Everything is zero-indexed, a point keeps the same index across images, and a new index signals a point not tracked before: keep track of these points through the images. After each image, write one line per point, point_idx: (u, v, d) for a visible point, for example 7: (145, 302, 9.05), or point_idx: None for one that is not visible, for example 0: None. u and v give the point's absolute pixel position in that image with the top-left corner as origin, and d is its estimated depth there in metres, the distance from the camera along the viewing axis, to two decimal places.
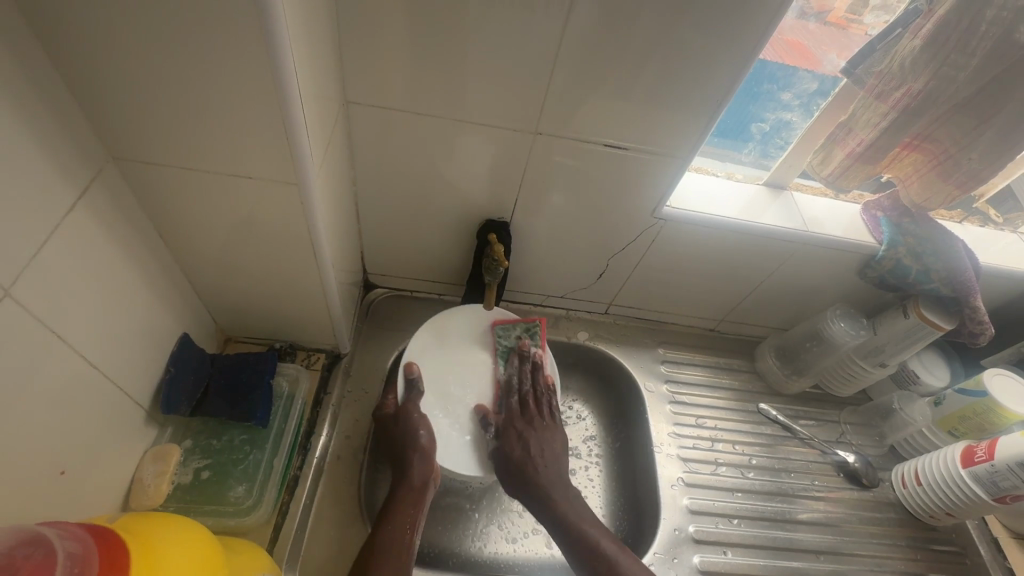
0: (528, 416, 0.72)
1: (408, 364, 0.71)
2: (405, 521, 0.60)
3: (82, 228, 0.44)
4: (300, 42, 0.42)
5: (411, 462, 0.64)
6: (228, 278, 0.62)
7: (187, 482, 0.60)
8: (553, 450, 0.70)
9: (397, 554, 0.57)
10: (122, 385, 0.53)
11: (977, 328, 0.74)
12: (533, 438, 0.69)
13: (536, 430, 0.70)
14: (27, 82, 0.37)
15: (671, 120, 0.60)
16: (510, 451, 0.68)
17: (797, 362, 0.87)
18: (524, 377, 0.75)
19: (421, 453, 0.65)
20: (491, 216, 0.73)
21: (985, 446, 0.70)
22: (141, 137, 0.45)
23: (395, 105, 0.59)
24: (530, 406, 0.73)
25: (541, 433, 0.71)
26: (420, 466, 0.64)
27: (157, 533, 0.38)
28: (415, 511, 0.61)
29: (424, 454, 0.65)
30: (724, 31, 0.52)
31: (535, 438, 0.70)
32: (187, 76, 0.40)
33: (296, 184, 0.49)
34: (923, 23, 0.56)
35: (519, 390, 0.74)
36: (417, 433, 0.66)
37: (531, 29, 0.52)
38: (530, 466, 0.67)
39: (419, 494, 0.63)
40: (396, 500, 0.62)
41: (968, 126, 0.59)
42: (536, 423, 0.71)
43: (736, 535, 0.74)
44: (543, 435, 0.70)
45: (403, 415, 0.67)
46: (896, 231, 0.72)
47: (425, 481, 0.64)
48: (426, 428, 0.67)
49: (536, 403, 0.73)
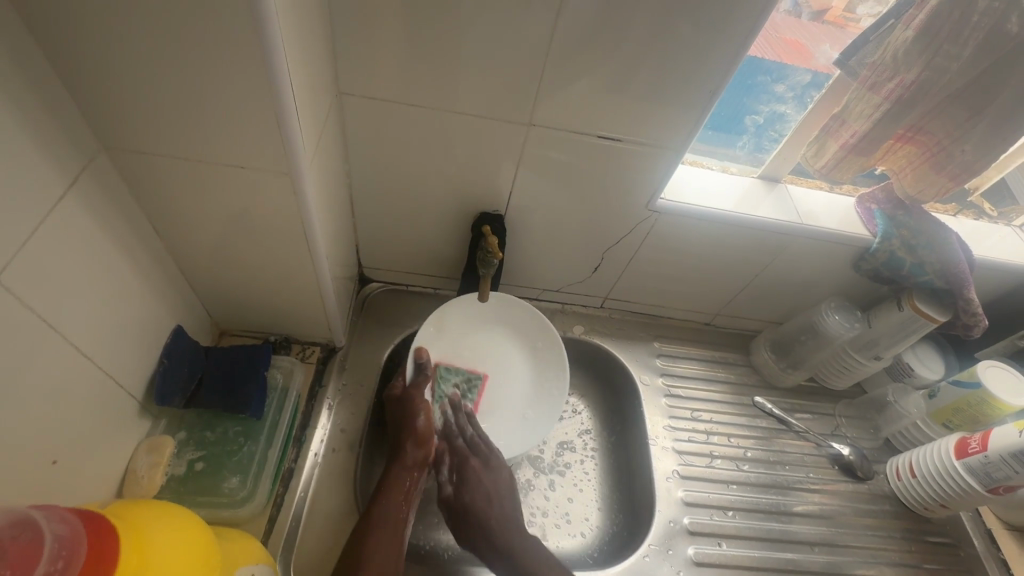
0: (475, 461, 0.69)
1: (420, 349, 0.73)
2: (397, 498, 0.62)
3: (74, 217, 0.44)
4: (292, 31, 0.42)
5: (407, 443, 0.67)
6: (222, 271, 0.62)
7: (181, 473, 0.60)
8: (496, 493, 0.67)
9: (388, 528, 0.59)
10: (115, 376, 0.53)
11: (971, 320, 0.74)
12: (478, 486, 0.67)
13: (483, 474, 0.68)
14: (16, 71, 0.37)
15: (664, 113, 0.60)
16: (460, 500, 0.67)
17: (792, 355, 0.88)
18: (462, 425, 0.73)
19: (417, 435, 0.67)
20: (485, 209, 0.73)
21: (979, 437, 0.70)
22: (132, 126, 0.45)
23: (389, 97, 0.59)
24: (470, 453, 0.70)
25: (483, 480, 0.67)
26: (414, 448, 0.67)
27: (149, 520, 0.39)
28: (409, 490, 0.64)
29: (419, 438, 0.67)
30: (717, 22, 0.52)
31: (482, 484, 0.67)
32: (178, 64, 0.40)
33: (289, 174, 0.49)
34: (916, 13, 0.55)
35: (461, 436, 0.72)
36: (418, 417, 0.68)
37: (524, 20, 0.52)
38: (478, 516, 0.65)
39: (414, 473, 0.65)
40: (390, 480, 0.64)
41: (961, 117, 0.59)
42: (486, 466, 0.69)
43: (731, 527, 0.75)
44: (490, 478, 0.68)
45: (406, 398, 0.69)
46: (889, 224, 0.72)
47: (418, 461, 0.66)
48: (424, 413, 0.68)
49: (479, 450, 0.71)
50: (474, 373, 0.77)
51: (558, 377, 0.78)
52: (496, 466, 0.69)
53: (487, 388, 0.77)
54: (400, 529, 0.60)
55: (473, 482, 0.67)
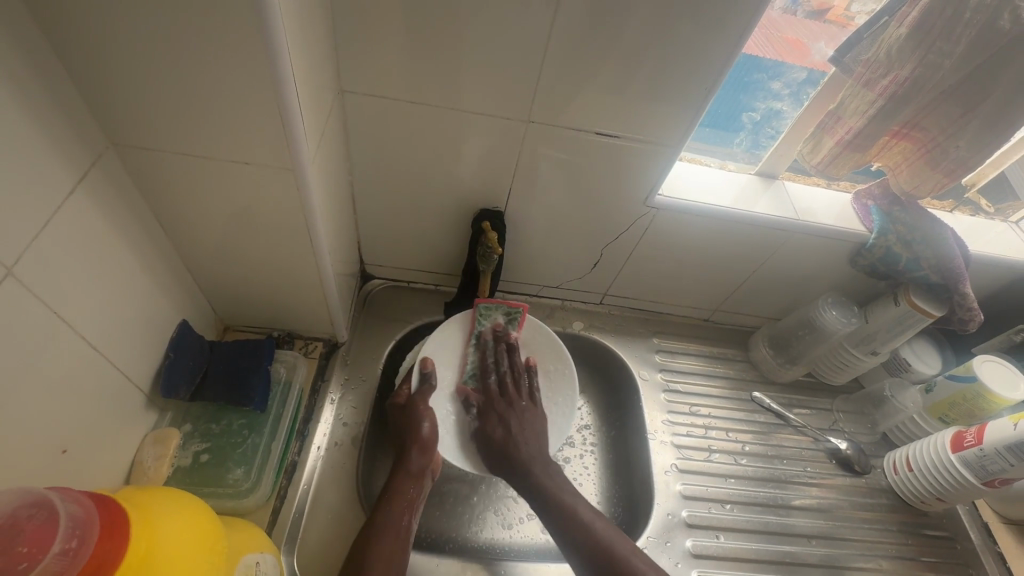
0: (508, 397, 0.74)
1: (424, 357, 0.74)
2: (400, 506, 0.62)
3: (83, 212, 0.45)
4: (295, 29, 0.43)
5: (411, 450, 0.66)
6: (227, 266, 0.63)
7: (186, 464, 0.62)
8: (532, 427, 0.72)
9: (390, 536, 0.58)
10: (123, 369, 0.54)
11: (967, 315, 0.75)
12: (510, 421, 0.72)
13: (512, 411, 0.73)
14: (28, 68, 0.38)
15: (661, 110, 0.61)
16: (489, 432, 0.72)
17: (790, 350, 0.88)
18: (501, 359, 0.77)
19: (422, 443, 0.67)
20: (485, 205, 0.73)
21: (974, 431, 0.71)
22: (140, 123, 0.46)
23: (389, 95, 0.60)
24: (508, 387, 0.75)
25: (520, 412, 0.73)
26: (419, 456, 0.66)
27: (158, 505, 0.40)
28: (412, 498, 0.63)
29: (424, 446, 0.67)
30: (712, 20, 0.53)
31: (513, 419, 0.72)
32: (184, 62, 0.41)
33: (292, 171, 0.50)
34: (909, 11, 0.57)
35: (496, 372, 0.76)
36: (424, 425, 0.68)
37: (522, 18, 0.53)
38: (505, 449, 0.69)
39: (417, 481, 0.65)
40: (392, 488, 0.63)
41: (955, 113, 0.60)
42: (516, 403, 0.73)
43: (729, 519, 0.75)
44: (524, 411, 0.73)
45: (410, 406, 0.70)
46: (885, 220, 0.73)
47: (422, 469, 0.66)
48: (429, 419, 0.69)
49: (514, 384, 0.75)
50: (514, 307, 0.78)
51: (567, 387, 0.78)
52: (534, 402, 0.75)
53: (528, 322, 0.80)
54: (403, 539, 0.59)
55: (506, 415, 0.72)
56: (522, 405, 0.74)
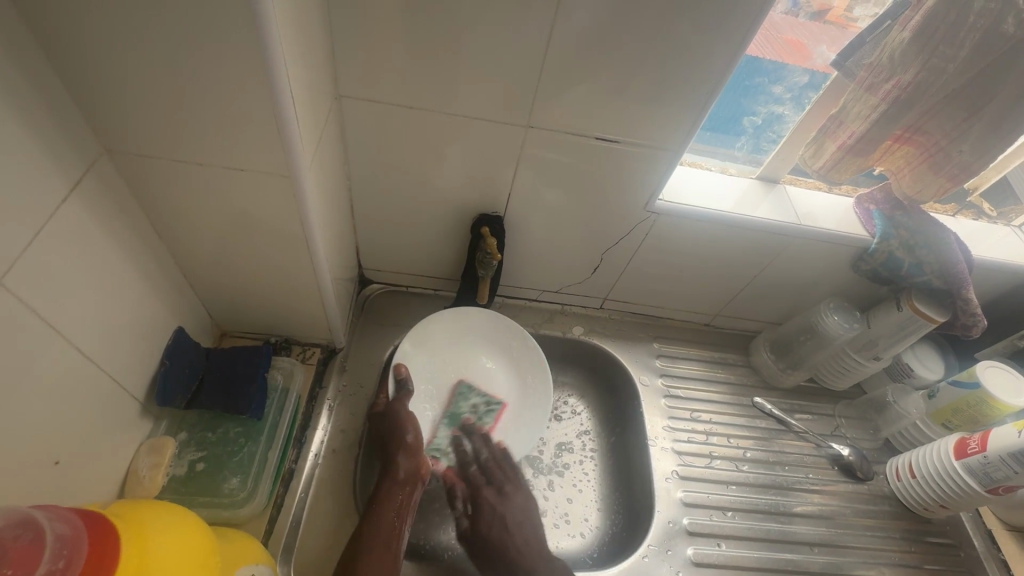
0: (495, 488, 0.71)
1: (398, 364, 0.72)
2: (389, 514, 0.61)
3: (77, 219, 0.45)
4: (291, 34, 0.43)
5: (398, 456, 0.65)
6: (223, 273, 0.62)
7: (181, 473, 0.61)
8: (519, 520, 0.69)
9: (382, 546, 0.58)
10: (117, 378, 0.53)
11: (970, 320, 0.74)
12: (497, 515, 0.69)
13: (500, 504, 0.70)
14: (20, 75, 0.38)
15: (661, 115, 0.60)
16: (479, 530, 0.69)
17: (792, 355, 0.87)
18: (478, 450, 0.74)
19: (410, 447, 0.66)
20: (484, 209, 0.73)
21: (978, 437, 0.70)
22: (134, 129, 0.45)
23: (387, 100, 0.59)
24: (488, 480, 0.72)
25: (504, 508, 0.69)
26: (406, 461, 0.65)
27: (150, 518, 0.39)
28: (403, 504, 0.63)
29: (410, 451, 0.66)
30: (713, 24, 0.52)
31: (500, 513, 0.69)
32: (178, 68, 0.41)
33: (289, 177, 0.50)
34: (912, 16, 0.56)
35: (476, 463, 0.74)
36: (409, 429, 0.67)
37: (521, 23, 0.52)
38: (496, 547, 0.67)
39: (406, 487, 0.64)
40: (382, 495, 0.62)
41: (959, 118, 0.59)
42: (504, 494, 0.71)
43: (730, 527, 0.75)
44: (506, 504, 0.70)
45: (390, 413, 0.68)
46: (888, 225, 0.72)
47: (410, 474, 0.65)
48: (413, 425, 0.67)
49: (494, 476, 0.72)
50: (494, 398, 0.78)
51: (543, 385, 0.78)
52: (517, 493, 0.71)
53: (506, 414, 0.77)
54: (395, 549, 0.59)
55: (491, 509, 0.69)
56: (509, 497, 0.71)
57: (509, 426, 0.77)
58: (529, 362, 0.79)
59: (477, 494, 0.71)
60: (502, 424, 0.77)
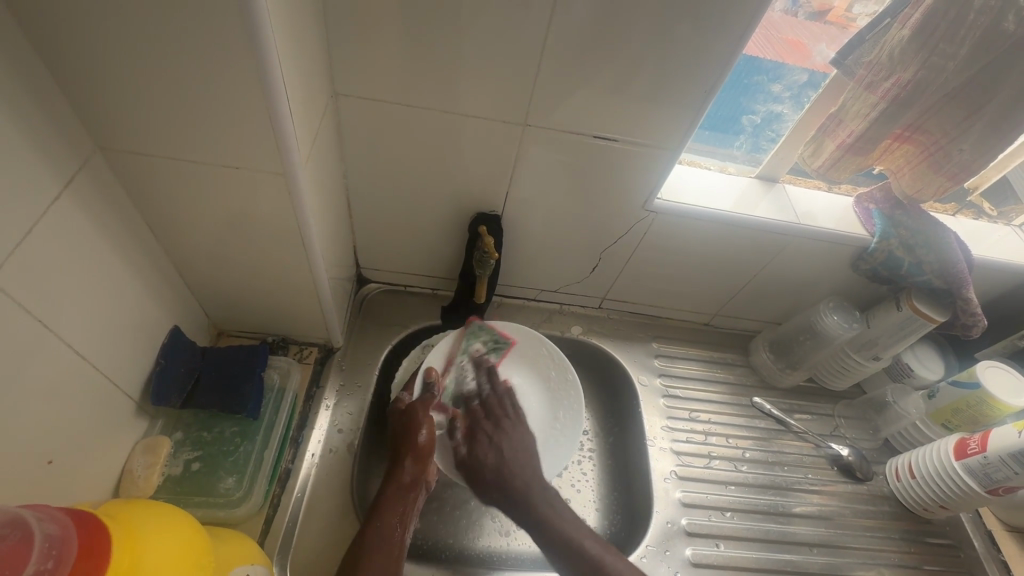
0: (497, 418, 0.72)
1: (427, 367, 0.72)
2: (391, 519, 0.61)
3: (70, 217, 0.45)
4: (285, 31, 0.42)
5: (404, 462, 0.64)
6: (219, 272, 0.62)
7: (177, 473, 0.61)
8: (521, 449, 0.70)
9: (383, 554, 0.57)
10: (112, 376, 0.53)
11: (970, 320, 0.74)
12: (496, 442, 0.70)
13: (500, 433, 0.70)
14: (11, 71, 0.37)
15: (659, 113, 0.60)
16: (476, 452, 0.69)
17: (791, 355, 0.87)
18: (483, 382, 0.75)
19: (419, 453, 0.65)
20: (481, 208, 0.73)
21: (978, 438, 0.70)
22: (127, 126, 0.45)
23: (384, 98, 0.59)
24: (493, 410, 0.73)
25: (506, 437, 0.70)
26: (412, 466, 0.65)
27: (143, 520, 0.39)
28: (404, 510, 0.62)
29: (419, 455, 0.65)
30: (712, 21, 0.52)
31: (500, 441, 0.70)
32: (171, 65, 0.41)
33: (284, 175, 0.49)
34: (911, 14, 0.55)
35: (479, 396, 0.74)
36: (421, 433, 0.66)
37: (518, 20, 0.52)
38: (494, 468, 0.68)
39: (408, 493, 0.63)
40: (384, 499, 0.62)
41: (959, 117, 0.59)
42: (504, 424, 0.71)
43: (730, 528, 0.74)
44: (511, 431, 0.71)
45: (410, 413, 0.68)
46: (887, 224, 0.72)
47: (414, 480, 0.64)
48: (428, 428, 0.67)
49: (500, 408, 0.73)
50: (503, 337, 0.78)
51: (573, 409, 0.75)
52: (522, 424, 0.72)
53: (513, 353, 0.78)
54: (397, 558, 0.58)
55: (491, 437, 0.70)
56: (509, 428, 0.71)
57: (517, 365, 0.77)
58: (566, 402, 0.76)
59: (476, 424, 0.72)
60: (507, 362, 0.77)
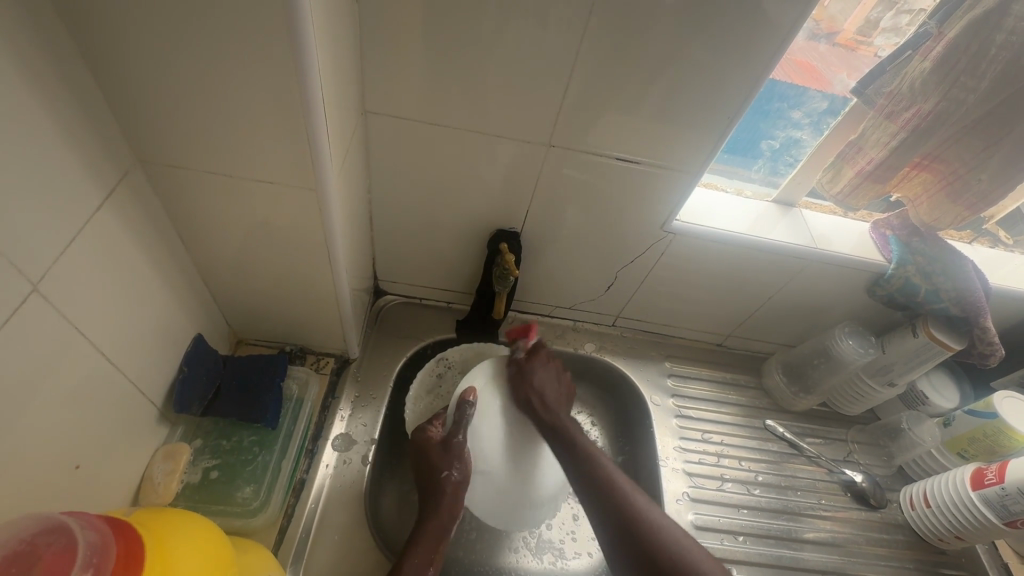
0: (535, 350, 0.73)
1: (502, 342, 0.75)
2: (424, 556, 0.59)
3: (108, 228, 0.46)
4: (325, 51, 0.44)
5: (441, 464, 0.65)
6: (244, 282, 0.63)
7: (195, 481, 0.61)
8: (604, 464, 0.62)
9: None
10: (137, 382, 0.54)
11: (987, 349, 0.73)
12: (541, 372, 0.71)
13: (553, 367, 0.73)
14: (61, 85, 0.39)
15: (682, 136, 0.61)
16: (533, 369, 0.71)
17: (805, 380, 0.87)
18: (536, 371, 0.71)
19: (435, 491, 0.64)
20: (501, 226, 0.73)
21: (996, 468, 0.69)
22: (164, 140, 0.46)
23: (411, 116, 0.60)
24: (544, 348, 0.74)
25: (549, 372, 0.72)
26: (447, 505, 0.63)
27: (171, 531, 0.39)
28: (436, 553, 0.60)
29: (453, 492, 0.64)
30: (738, 50, 0.53)
31: (539, 359, 0.72)
32: (213, 82, 0.42)
33: (315, 191, 0.50)
34: (933, 46, 0.57)
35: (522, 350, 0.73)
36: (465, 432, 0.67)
37: (547, 44, 0.53)
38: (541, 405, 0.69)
39: (439, 536, 0.61)
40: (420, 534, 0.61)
41: (979, 147, 0.59)
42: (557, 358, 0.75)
43: (741, 552, 0.74)
44: (555, 368, 0.73)
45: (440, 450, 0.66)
46: (905, 251, 0.72)
47: (458, 483, 0.65)
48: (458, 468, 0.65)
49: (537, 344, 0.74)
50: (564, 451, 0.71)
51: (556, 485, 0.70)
52: (556, 370, 0.73)
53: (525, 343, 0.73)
54: None
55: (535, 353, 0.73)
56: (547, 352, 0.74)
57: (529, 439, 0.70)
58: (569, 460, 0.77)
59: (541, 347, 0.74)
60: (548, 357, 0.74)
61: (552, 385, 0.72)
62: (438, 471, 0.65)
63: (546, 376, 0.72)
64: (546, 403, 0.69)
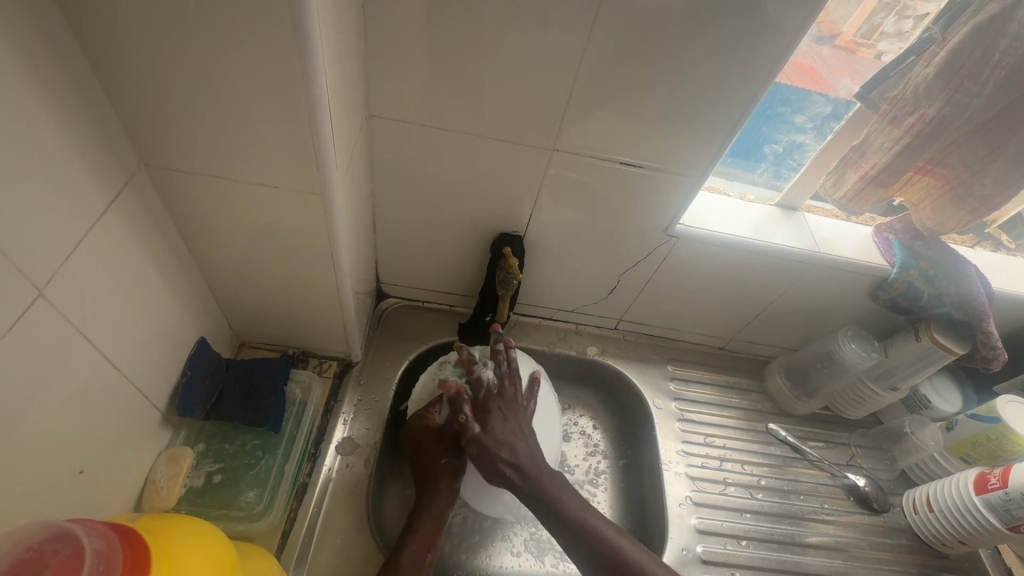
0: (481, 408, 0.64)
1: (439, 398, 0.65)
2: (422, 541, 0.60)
3: (113, 232, 0.46)
4: (331, 56, 0.44)
5: (441, 450, 0.66)
6: (247, 286, 0.63)
7: (198, 485, 0.61)
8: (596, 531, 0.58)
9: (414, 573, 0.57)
10: (141, 386, 0.54)
11: (990, 353, 0.74)
12: (504, 430, 0.63)
13: (512, 412, 0.65)
14: (69, 90, 0.39)
15: (685, 141, 0.61)
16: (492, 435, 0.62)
17: (808, 383, 0.87)
18: (496, 433, 0.63)
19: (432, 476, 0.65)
20: (504, 229, 0.73)
21: (999, 473, 0.69)
22: (170, 145, 0.46)
23: (415, 120, 0.61)
24: (500, 389, 0.66)
25: (510, 420, 0.64)
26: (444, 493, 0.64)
27: (177, 536, 0.39)
28: (434, 539, 0.61)
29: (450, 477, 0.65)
30: (742, 55, 0.53)
31: (493, 417, 0.64)
32: (220, 88, 0.42)
33: (320, 195, 0.51)
34: (937, 51, 0.57)
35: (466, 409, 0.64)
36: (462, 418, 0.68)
37: (552, 49, 0.54)
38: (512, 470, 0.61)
39: (435, 522, 0.62)
40: (419, 519, 0.62)
41: (982, 152, 0.59)
42: (511, 401, 0.66)
43: (744, 556, 0.74)
44: (514, 415, 0.65)
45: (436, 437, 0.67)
46: (908, 255, 0.72)
47: (456, 469, 0.66)
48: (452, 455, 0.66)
49: (483, 395, 0.65)
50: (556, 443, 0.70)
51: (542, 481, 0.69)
52: (517, 419, 0.65)
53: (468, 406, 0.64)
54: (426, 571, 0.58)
55: (490, 415, 0.64)
56: (500, 398, 0.66)
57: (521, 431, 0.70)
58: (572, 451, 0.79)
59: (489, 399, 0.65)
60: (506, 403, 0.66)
61: (520, 434, 0.64)
62: (438, 458, 0.66)
63: (511, 430, 0.63)
64: (520, 467, 0.61)
